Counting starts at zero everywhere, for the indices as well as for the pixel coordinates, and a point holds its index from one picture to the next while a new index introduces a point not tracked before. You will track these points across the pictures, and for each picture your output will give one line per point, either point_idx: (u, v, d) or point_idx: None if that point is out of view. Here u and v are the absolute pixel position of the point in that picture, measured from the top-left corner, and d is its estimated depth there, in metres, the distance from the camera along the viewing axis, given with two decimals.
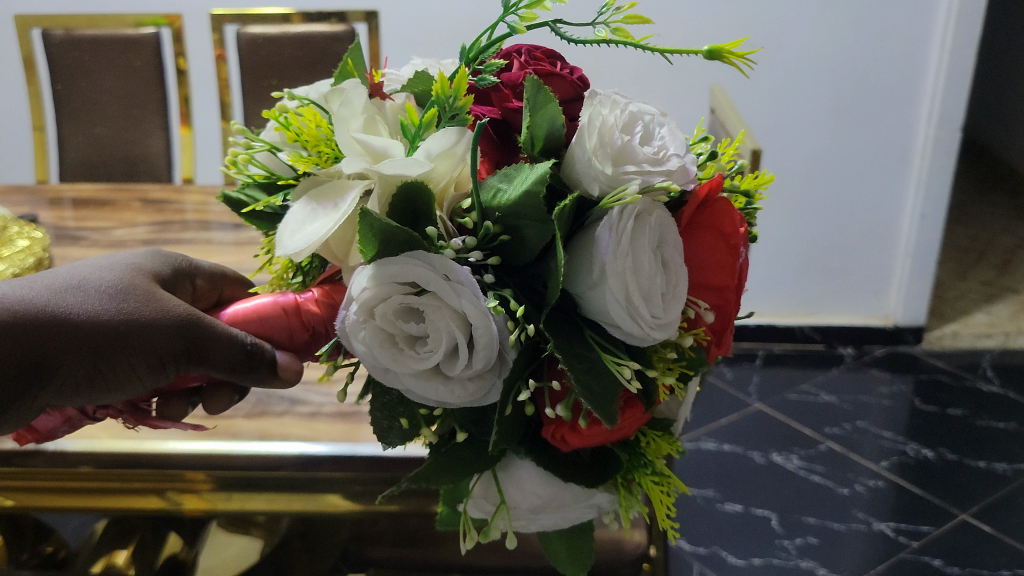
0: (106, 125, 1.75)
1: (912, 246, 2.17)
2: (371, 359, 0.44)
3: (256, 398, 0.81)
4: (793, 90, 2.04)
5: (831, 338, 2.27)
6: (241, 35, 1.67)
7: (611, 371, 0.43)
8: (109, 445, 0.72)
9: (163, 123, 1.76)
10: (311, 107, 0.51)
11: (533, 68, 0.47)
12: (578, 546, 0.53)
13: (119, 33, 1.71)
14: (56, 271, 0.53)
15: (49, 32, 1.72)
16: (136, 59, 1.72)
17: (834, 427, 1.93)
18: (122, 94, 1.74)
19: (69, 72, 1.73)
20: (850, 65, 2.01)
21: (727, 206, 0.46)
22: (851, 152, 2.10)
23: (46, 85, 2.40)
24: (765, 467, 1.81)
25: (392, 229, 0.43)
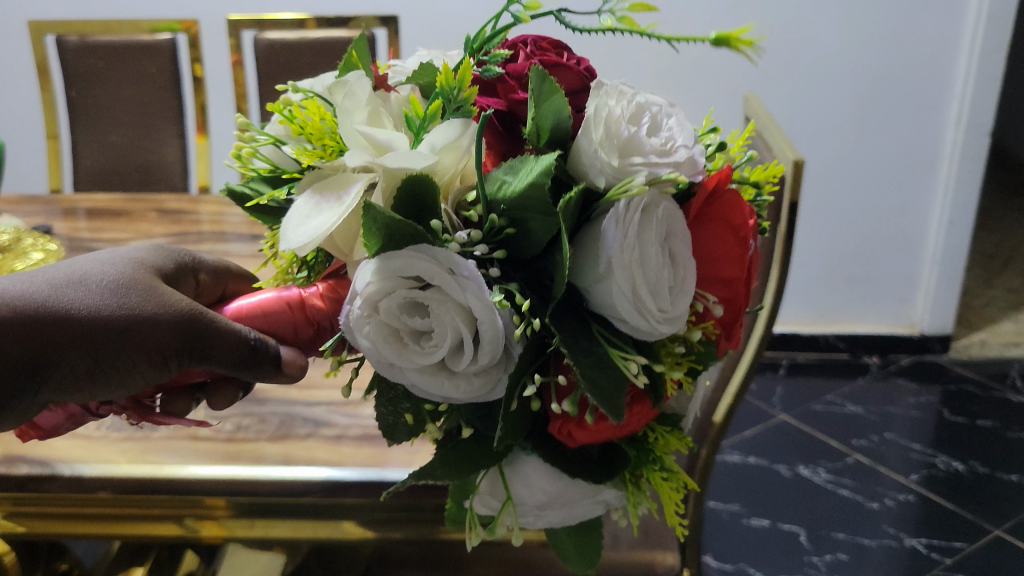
0: (121, 133, 1.75)
1: (939, 253, 2.15)
2: (375, 354, 0.43)
3: (280, 420, 0.79)
4: (814, 97, 2.03)
5: (856, 347, 2.27)
6: (259, 41, 1.67)
7: (617, 365, 0.43)
8: (129, 468, 0.71)
9: (179, 132, 1.76)
10: (315, 100, 0.50)
11: (539, 59, 0.46)
12: (586, 543, 0.52)
13: (134, 40, 1.71)
14: (58, 265, 0.53)
15: (63, 38, 1.71)
16: (152, 66, 1.72)
17: (862, 439, 1.92)
18: (139, 103, 1.73)
19: (83, 79, 1.73)
20: (874, 70, 1.99)
21: (736, 196, 0.45)
22: (877, 158, 2.08)
23: (59, 92, 2.40)
24: (791, 480, 1.80)
25: (396, 223, 0.42)
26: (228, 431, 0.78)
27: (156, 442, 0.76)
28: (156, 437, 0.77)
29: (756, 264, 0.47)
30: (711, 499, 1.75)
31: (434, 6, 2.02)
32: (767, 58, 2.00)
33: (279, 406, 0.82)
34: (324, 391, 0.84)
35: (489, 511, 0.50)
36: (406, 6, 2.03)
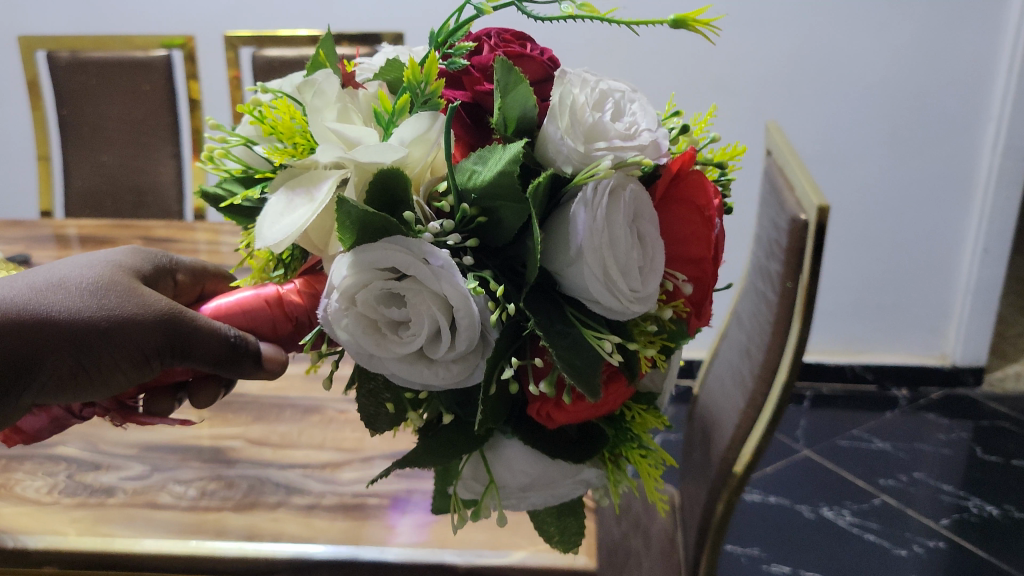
0: (114, 153, 1.72)
1: (973, 281, 2.03)
2: (354, 346, 0.44)
3: (249, 486, 0.72)
4: (843, 114, 1.91)
5: (884, 378, 2.16)
6: (258, 57, 1.65)
7: (592, 345, 0.44)
8: (78, 541, 0.65)
9: (175, 151, 1.72)
10: (285, 100, 0.51)
11: (502, 50, 0.47)
12: (567, 524, 0.54)
13: (129, 56, 1.69)
14: (37, 270, 0.54)
15: (55, 54, 1.70)
16: (145, 82, 1.69)
17: (889, 479, 1.79)
18: (129, 120, 1.71)
19: (73, 98, 1.71)
20: (904, 87, 1.87)
21: (701, 177, 0.46)
22: (907, 183, 1.97)
23: (51, 110, 2.38)
24: (815, 522, 1.68)
25: (369, 216, 0.43)
26: (191, 498, 0.71)
27: (113, 502, 0.70)
28: (113, 504, 0.70)
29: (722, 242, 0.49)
30: (729, 540, 1.63)
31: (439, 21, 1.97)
32: (795, 80, 1.89)
33: (250, 467, 0.75)
34: (301, 451, 0.77)
35: (472, 495, 0.51)
36: (413, 21, 1.98)
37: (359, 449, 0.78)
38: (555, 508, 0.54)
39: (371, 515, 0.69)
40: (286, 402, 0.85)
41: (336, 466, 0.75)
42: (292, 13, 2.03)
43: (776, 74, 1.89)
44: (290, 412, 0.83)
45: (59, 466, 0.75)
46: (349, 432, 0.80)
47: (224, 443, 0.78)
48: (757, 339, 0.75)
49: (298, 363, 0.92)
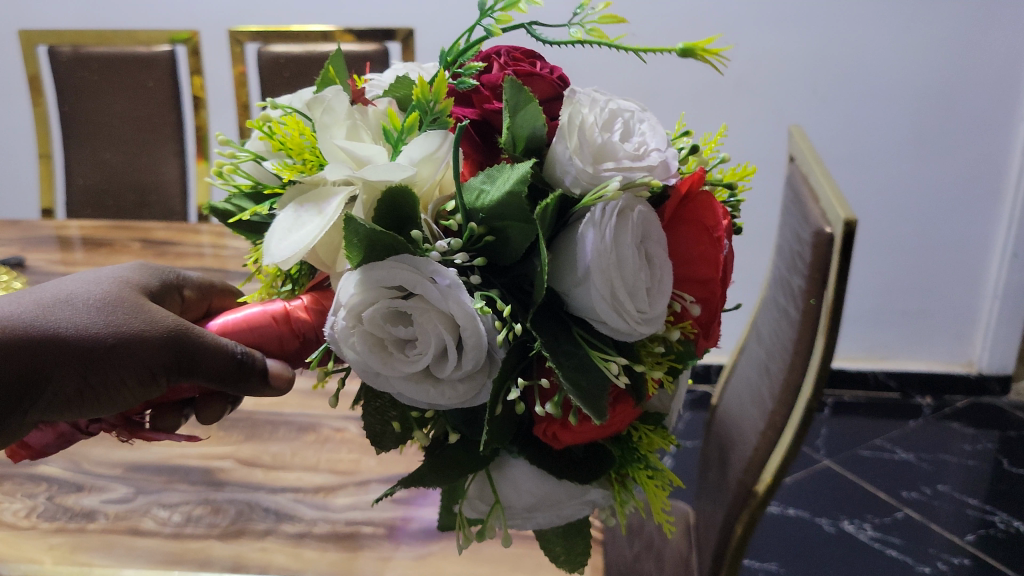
0: (116, 151, 1.72)
1: (1002, 285, 2.01)
2: (361, 364, 0.44)
3: (237, 512, 0.72)
4: (871, 116, 1.90)
5: (908, 386, 2.15)
6: (264, 54, 1.63)
7: (598, 366, 0.44)
8: (53, 570, 0.65)
9: (178, 149, 1.72)
10: (295, 116, 0.51)
11: (512, 69, 0.47)
12: (574, 541, 0.54)
13: (131, 51, 1.68)
14: (46, 285, 0.54)
15: (56, 48, 1.69)
16: (149, 79, 1.68)
17: (913, 492, 1.78)
18: (135, 118, 1.71)
19: (75, 93, 1.70)
20: (931, 88, 1.86)
21: (710, 199, 0.46)
22: (933, 185, 1.95)
23: (52, 107, 2.38)
24: (835, 535, 1.67)
25: (377, 234, 0.43)
26: (175, 525, 0.70)
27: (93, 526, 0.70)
28: (92, 529, 0.70)
29: (732, 264, 0.48)
30: (748, 554, 1.61)
31: (452, 19, 1.94)
32: (818, 76, 1.88)
33: (239, 491, 0.75)
34: (293, 474, 0.77)
35: (477, 514, 0.51)
36: (422, 19, 1.96)
37: (354, 471, 0.78)
38: (562, 527, 0.53)
39: (364, 546, 0.68)
40: (281, 419, 0.86)
41: (329, 492, 0.75)
42: (300, 13, 2.01)
43: (797, 74, 1.88)
44: (284, 429, 0.84)
45: (39, 488, 0.75)
46: (344, 454, 0.80)
47: (214, 463, 0.79)
48: (779, 358, 0.74)
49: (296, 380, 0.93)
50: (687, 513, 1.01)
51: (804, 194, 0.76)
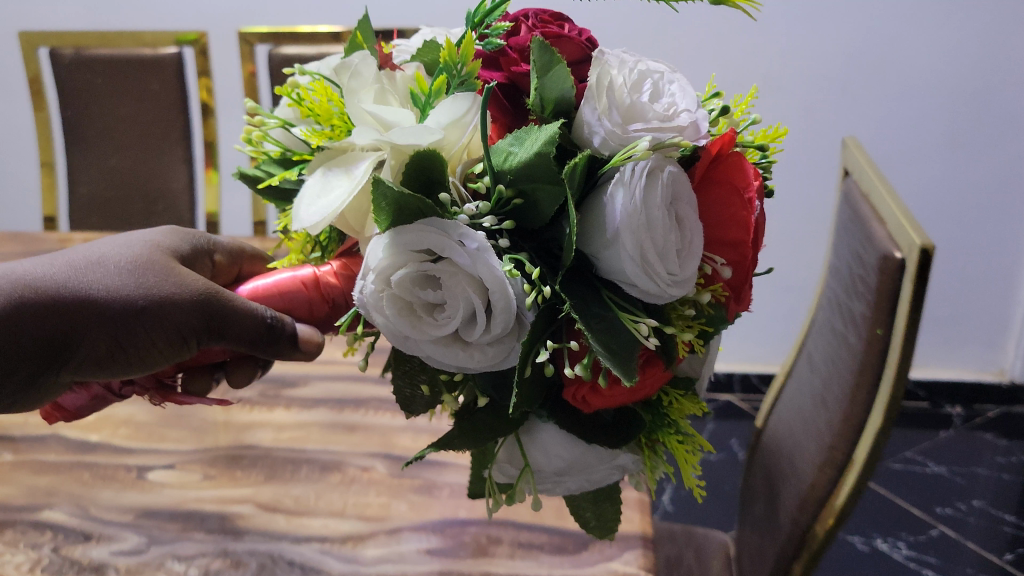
0: (122, 156, 1.52)
1: None
2: (390, 328, 0.44)
3: (258, 564, 0.69)
4: (903, 113, 1.75)
5: (937, 396, 2.03)
6: (275, 55, 1.47)
7: (628, 329, 0.43)
8: None
9: (187, 155, 1.53)
10: (322, 81, 0.51)
11: (540, 31, 0.47)
12: (605, 510, 0.54)
13: (137, 53, 1.49)
14: (78, 248, 0.55)
15: (57, 51, 1.50)
16: (155, 81, 1.49)
17: (947, 507, 1.70)
18: (142, 122, 1.51)
19: (80, 97, 1.50)
20: (974, 89, 1.72)
21: (740, 160, 0.45)
22: (966, 186, 1.81)
23: (54, 115, 2.15)
24: (869, 555, 1.59)
25: (404, 197, 0.43)
26: None
27: None
28: None
29: (763, 226, 0.48)
30: None
31: None
32: (853, 73, 1.73)
33: (260, 541, 0.71)
34: (318, 521, 0.73)
35: (507, 479, 0.52)
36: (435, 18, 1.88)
37: (385, 518, 0.74)
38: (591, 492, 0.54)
39: None
40: (302, 456, 0.81)
41: (357, 543, 0.71)
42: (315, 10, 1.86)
43: (832, 72, 1.73)
44: (306, 468, 0.80)
45: (44, 536, 0.71)
46: (373, 497, 0.76)
47: (232, 508, 0.75)
48: (836, 390, 0.73)
49: (317, 411, 0.88)
50: (723, 543, 0.98)
51: (861, 210, 0.76)
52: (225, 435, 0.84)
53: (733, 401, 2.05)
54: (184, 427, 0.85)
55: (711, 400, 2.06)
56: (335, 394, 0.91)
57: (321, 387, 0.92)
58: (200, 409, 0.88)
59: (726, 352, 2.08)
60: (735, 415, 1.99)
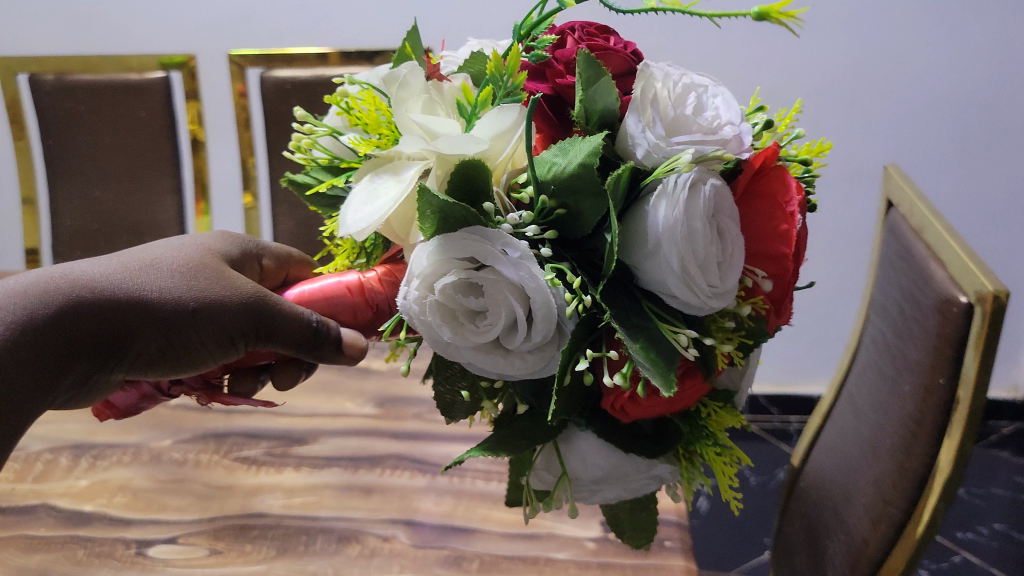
0: (106, 188, 1.41)
1: None
2: (432, 334, 0.45)
3: None
4: (914, 126, 1.68)
5: None
6: (265, 79, 1.33)
7: (668, 339, 0.44)
8: None
9: (176, 185, 1.42)
10: (371, 91, 0.52)
11: (587, 43, 0.47)
12: (640, 519, 0.55)
13: (119, 77, 1.36)
14: (131, 251, 0.57)
15: (37, 76, 1.37)
16: (141, 109, 1.37)
17: (968, 532, 1.65)
18: (129, 151, 1.39)
19: (62, 127, 1.38)
20: (978, 97, 1.64)
21: (782, 173, 0.46)
22: (980, 199, 1.75)
23: (36, 139, 2.04)
24: None
25: (450, 206, 0.43)
26: None
27: None
28: None
29: (805, 240, 0.48)
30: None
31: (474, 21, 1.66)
32: (858, 82, 1.65)
33: None
34: None
35: (545, 486, 0.52)
36: None
37: None
38: (627, 502, 0.54)
39: None
40: (317, 525, 0.74)
41: None
42: (303, 33, 1.72)
43: (832, 81, 1.65)
44: (322, 539, 0.73)
45: None
46: (396, 572, 0.69)
47: None
48: (885, 435, 0.68)
49: (331, 471, 0.81)
50: None
51: (912, 244, 0.72)
52: (232, 502, 0.77)
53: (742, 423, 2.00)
54: (187, 493, 0.78)
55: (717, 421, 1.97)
56: (348, 450, 0.84)
57: (334, 443, 0.85)
58: (203, 473, 0.81)
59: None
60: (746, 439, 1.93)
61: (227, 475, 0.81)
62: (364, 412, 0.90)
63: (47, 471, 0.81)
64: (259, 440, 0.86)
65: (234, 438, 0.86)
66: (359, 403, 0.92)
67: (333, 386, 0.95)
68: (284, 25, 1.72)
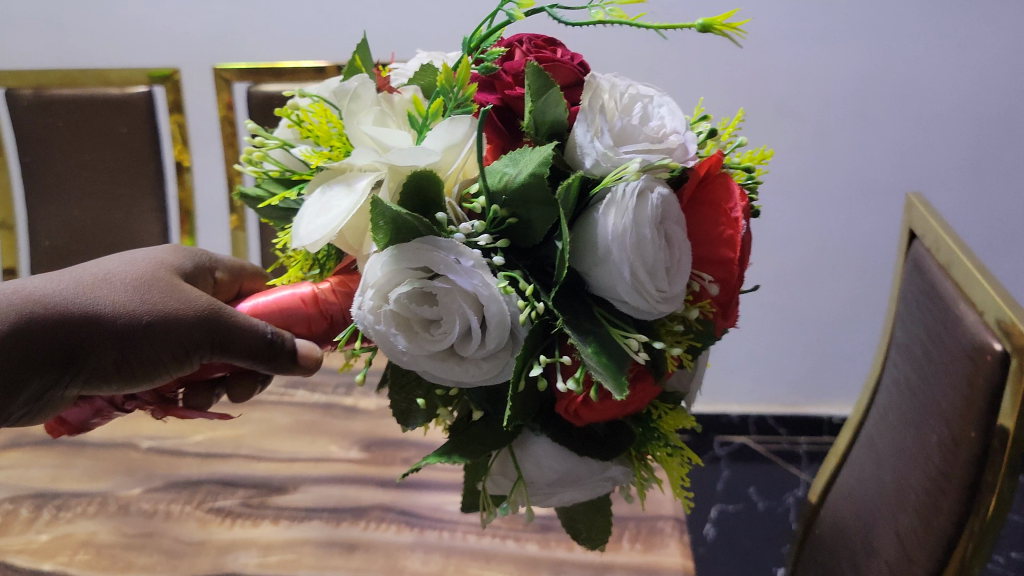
0: (85, 207, 1.37)
1: None
2: (386, 344, 0.46)
3: None
4: (928, 138, 1.61)
5: None
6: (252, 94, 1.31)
7: (619, 343, 0.45)
8: None
9: (158, 204, 1.38)
10: (322, 104, 0.53)
11: (534, 55, 0.48)
12: (595, 523, 0.55)
13: (100, 92, 1.32)
14: (83, 265, 0.57)
15: (15, 90, 1.33)
16: (122, 124, 1.33)
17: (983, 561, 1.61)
18: (108, 167, 1.35)
19: (39, 143, 1.34)
20: (995, 109, 1.57)
21: (726, 180, 0.47)
22: (999, 216, 1.68)
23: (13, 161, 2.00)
24: None
25: (403, 217, 0.44)
26: None
27: None
28: None
29: (749, 245, 0.49)
30: None
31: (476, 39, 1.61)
32: (868, 98, 1.58)
33: None
34: None
35: (501, 491, 0.53)
36: None
37: None
38: (582, 505, 0.55)
39: None
40: None
41: None
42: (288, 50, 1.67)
43: (842, 93, 1.57)
44: None
45: None
46: None
47: None
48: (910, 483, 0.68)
49: (311, 525, 0.77)
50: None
51: (939, 283, 0.70)
52: (203, 560, 0.73)
53: (747, 445, 1.96)
54: (154, 550, 0.74)
55: (724, 442, 1.97)
56: (330, 501, 0.80)
57: (315, 491, 0.82)
58: (173, 526, 0.77)
59: (742, 393, 1.97)
60: (751, 458, 1.92)
61: (199, 528, 0.77)
62: (349, 456, 0.87)
63: (6, 523, 0.77)
64: (235, 489, 0.82)
65: (208, 485, 0.82)
66: (344, 446, 0.88)
67: (318, 428, 0.91)
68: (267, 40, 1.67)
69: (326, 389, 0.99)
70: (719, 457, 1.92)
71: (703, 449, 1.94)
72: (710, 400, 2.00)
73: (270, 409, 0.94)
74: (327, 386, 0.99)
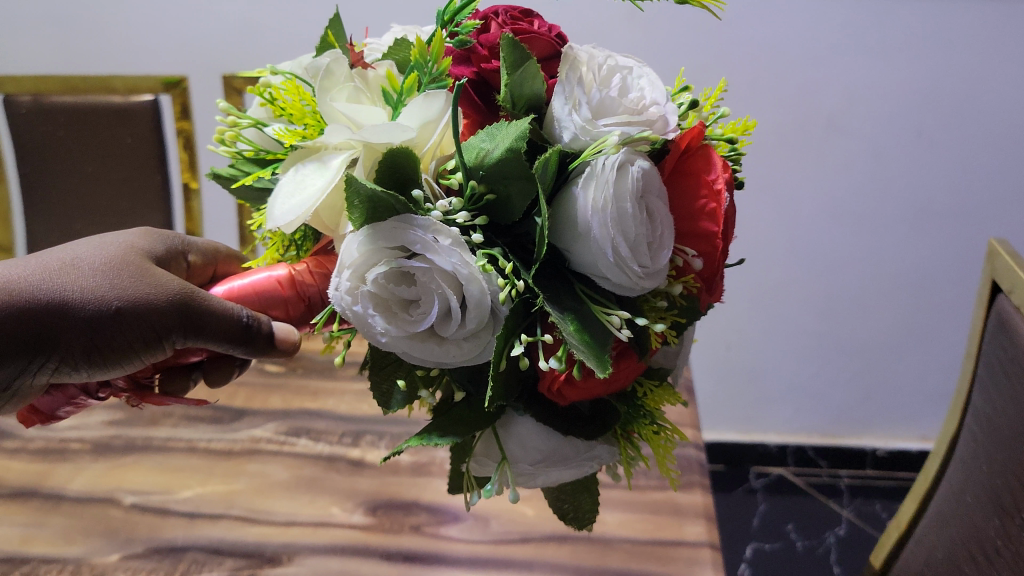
0: (89, 223, 1.36)
1: None
2: (363, 325, 0.45)
3: None
4: (982, 159, 1.51)
5: None
6: None
7: (601, 321, 0.44)
8: None
9: (166, 221, 1.37)
10: (295, 81, 0.52)
11: (510, 27, 0.47)
12: (580, 505, 0.55)
13: (103, 100, 1.28)
14: (51, 250, 0.55)
15: (13, 96, 1.27)
16: (128, 135, 1.29)
17: None
18: (112, 182, 1.32)
19: (38, 155, 1.30)
20: None
21: (707, 152, 0.46)
22: None
23: None
24: None
25: (378, 197, 0.43)
26: None
27: None
28: None
29: (733, 218, 0.48)
30: None
31: None
32: (924, 114, 1.49)
33: None
34: None
35: (484, 471, 0.53)
36: None
37: None
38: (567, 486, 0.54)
39: None
40: None
41: None
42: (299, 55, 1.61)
43: (898, 111, 1.49)
44: None
45: None
46: None
47: None
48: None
49: None
50: None
51: None
52: None
53: (785, 476, 1.89)
54: None
55: (761, 473, 1.90)
56: None
57: (312, 563, 0.73)
58: None
59: (780, 421, 1.90)
60: (788, 491, 1.84)
61: None
62: (352, 521, 0.78)
63: None
64: (223, 559, 0.74)
65: (194, 552, 0.74)
66: (347, 510, 0.80)
67: (319, 484, 0.83)
68: (279, 46, 1.60)
69: (330, 438, 0.89)
70: (755, 489, 1.84)
71: (738, 482, 1.87)
72: (745, 428, 1.92)
73: (268, 462, 0.85)
74: (332, 435, 0.89)
